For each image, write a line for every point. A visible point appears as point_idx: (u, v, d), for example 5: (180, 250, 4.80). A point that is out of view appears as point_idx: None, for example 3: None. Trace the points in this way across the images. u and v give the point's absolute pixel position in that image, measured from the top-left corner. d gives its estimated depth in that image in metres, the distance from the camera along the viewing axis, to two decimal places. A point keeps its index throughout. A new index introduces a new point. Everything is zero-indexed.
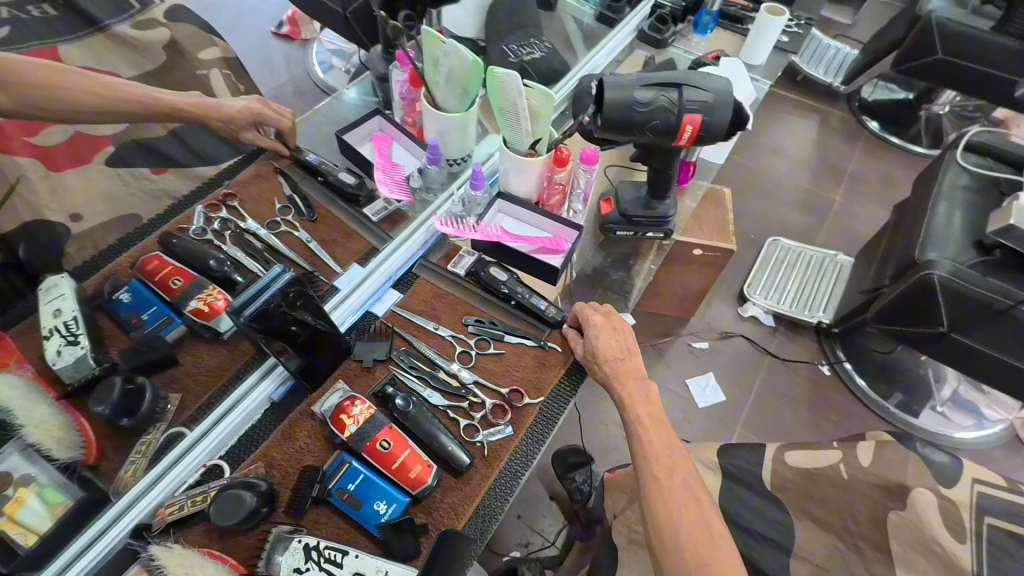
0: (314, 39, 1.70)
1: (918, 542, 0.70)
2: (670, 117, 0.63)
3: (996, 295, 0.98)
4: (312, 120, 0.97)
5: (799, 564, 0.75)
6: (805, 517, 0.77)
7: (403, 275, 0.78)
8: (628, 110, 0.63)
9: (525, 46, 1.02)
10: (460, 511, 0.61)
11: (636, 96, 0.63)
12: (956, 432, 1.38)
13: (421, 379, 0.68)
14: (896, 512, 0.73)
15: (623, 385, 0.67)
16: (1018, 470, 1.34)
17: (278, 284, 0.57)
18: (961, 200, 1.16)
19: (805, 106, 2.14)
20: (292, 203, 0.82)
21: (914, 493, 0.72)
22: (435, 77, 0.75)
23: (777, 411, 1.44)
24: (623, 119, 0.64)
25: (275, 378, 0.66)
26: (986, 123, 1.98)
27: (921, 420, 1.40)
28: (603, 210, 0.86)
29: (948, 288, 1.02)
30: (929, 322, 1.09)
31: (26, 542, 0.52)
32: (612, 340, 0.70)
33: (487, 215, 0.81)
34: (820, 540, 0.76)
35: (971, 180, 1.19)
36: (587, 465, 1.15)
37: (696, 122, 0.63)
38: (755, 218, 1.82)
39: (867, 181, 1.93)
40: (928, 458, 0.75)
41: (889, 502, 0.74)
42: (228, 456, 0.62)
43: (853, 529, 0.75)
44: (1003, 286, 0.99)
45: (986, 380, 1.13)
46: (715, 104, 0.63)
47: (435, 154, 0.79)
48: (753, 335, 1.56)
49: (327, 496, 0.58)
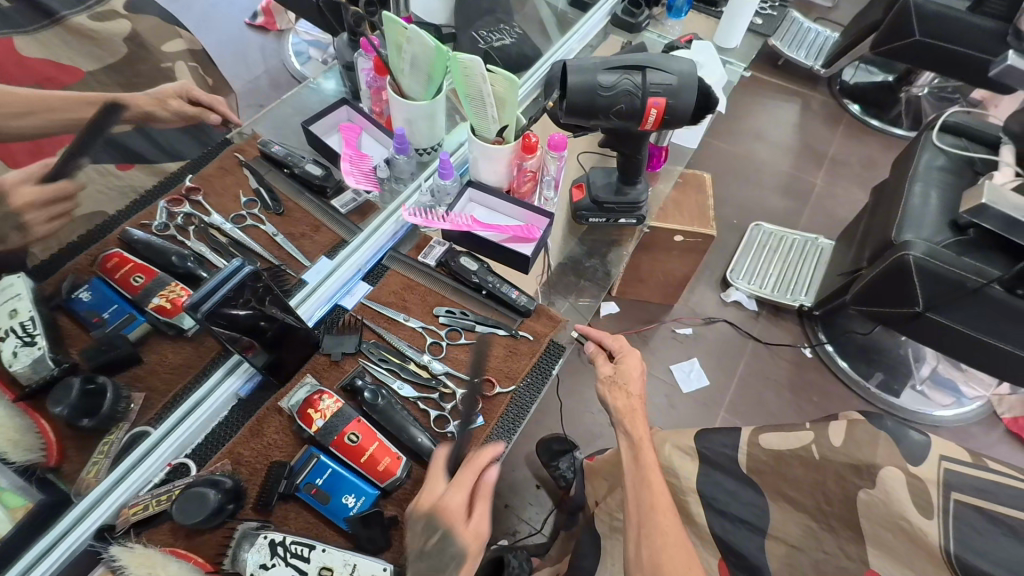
0: (290, 29, 1.67)
1: (888, 520, 0.70)
2: (635, 101, 0.63)
3: (971, 274, 0.99)
4: (279, 112, 0.95)
5: (776, 544, 0.78)
6: (783, 500, 0.80)
7: (372, 267, 0.77)
8: (592, 93, 0.63)
9: (494, 32, 1.00)
10: None
11: (600, 79, 0.62)
12: (935, 410, 1.40)
13: (390, 371, 0.68)
14: (866, 490, 0.72)
15: (633, 420, 0.71)
16: (995, 445, 1.37)
17: (240, 278, 0.55)
18: (937, 180, 1.17)
19: (786, 90, 2.14)
20: (258, 196, 0.80)
21: (883, 471, 0.72)
22: (399, 65, 0.73)
23: (760, 394, 1.45)
24: (588, 103, 0.63)
25: (241, 374, 0.65)
26: (964, 104, 1.99)
27: (901, 399, 1.43)
28: (575, 197, 0.85)
29: (924, 269, 1.03)
30: (906, 303, 1.10)
31: None
32: (635, 373, 0.74)
33: (457, 204, 0.80)
34: (793, 520, 0.78)
35: (946, 160, 1.19)
36: (570, 452, 1.16)
37: (661, 104, 0.63)
38: (738, 203, 1.82)
39: (848, 164, 1.94)
40: (900, 436, 0.75)
41: (859, 481, 0.74)
42: (194, 454, 0.61)
43: (827, 509, 0.76)
44: (978, 265, 1.00)
45: (963, 359, 1.14)
46: (680, 86, 0.62)
47: (403, 143, 0.77)
48: (737, 320, 1.57)
49: (294, 491, 0.58)
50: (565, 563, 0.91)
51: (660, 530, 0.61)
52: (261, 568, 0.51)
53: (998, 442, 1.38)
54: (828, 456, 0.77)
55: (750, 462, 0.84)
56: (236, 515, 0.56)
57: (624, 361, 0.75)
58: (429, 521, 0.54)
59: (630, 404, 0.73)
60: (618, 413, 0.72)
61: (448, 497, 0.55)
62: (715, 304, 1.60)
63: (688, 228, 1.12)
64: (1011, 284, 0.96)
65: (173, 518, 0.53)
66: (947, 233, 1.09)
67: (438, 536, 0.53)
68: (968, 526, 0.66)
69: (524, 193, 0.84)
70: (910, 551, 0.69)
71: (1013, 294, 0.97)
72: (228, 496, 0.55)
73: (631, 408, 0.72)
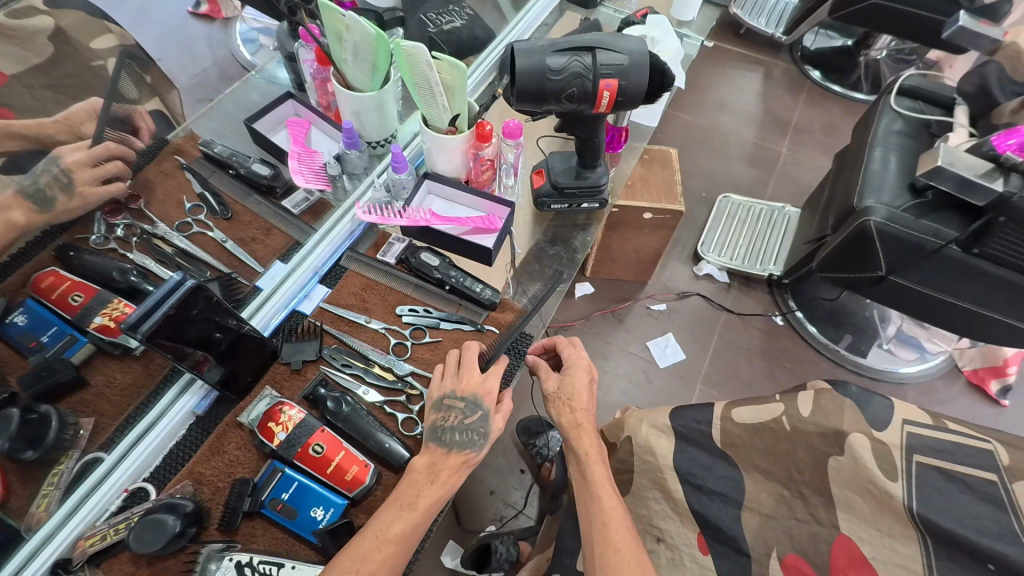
0: (236, 17, 1.59)
1: (856, 483, 0.72)
2: (585, 84, 0.61)
3: (929, 236, 1.00)
4: (223, 109, 0.91)
5: (750, 515, 0.79)
6: (754, 470, 0.81)
7: (330, 268, 0.74)
8: (541, 78, 0.60)
9: (444, 14, 0.97)
10: None
11: (549, 62, 0.60)
12: (901, 368, 1.45)
13: (354, 376, 0.66)
14: (835, 458, 0.74)
15: (582, 436, 0.70)
16: (957, 398, 1.42)
17: (182, 293, 0.53)
18: (896, 145, 1.18)
19: (749, 59, 2.14)
20: (202, 201, 0.77)
21: (850, 438, 0.73)
22: (341, 54, 0.70)
23: (735, 364, 1.48)
24: (538, 88, 0.61)
25: (196, 391, 0.62)
26: (921, 65, 2.02)
27: (868, 358, 1.47)
28: (536, 183, 0.84)
29: (884, 233, 1.04)
30: (869, 267, 1.12)
31: None
32: (582, 386, 0.74)
33: (415, 198, 0.77)
34: (765, 489, 0.80)
35: (903, 124, 1.20)
36: (547, 432, 1.17)
37: (612, 86, 0.61)
38: (706, 175, 1.83)
39: (812, 130, 1.95)
40: (864, 403, 0.77)
41: (828, 449, 0.75)
42: (153, 477, 0.58)
43: (798, 477, 0.78)
44: (936, 227, 1.01)
45: (925, 318, 1.17)
46: (630, 66, 0.61)
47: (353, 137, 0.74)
48: (709, 293, 1.58)
49: (259, 508, 0.56)
50: (549, 547, 0.92)
51: (615, 552, 0.60)
52: None
53: (958, 394, 1.43)
54: (798, 426, 0.79)
55: (722, 437, 0.85)
56: (200, 537, 0.54)
57: (568, 374, 0.74)
58: (472, 401, 0.60)
59: (575, 418, 0.72)
60: (565, 425, 0.71)
61: (486, 384, 0.62)
62: (687, 279, 1.61)
63: (656, 205, 1.12)
64: (967, 244, 0.97)
65: (133, 547, 0.50)
66: (905, 197, 1.10)
67: (478, 414, 0.60)
68: (929, 486, 0.68)
69: (482, 182, 0.81)
70: (876, 514, 0.71)
71: (969, 254, 0.98)
72: (188, 518, 0.53)
73: (585, 424, 0.71)
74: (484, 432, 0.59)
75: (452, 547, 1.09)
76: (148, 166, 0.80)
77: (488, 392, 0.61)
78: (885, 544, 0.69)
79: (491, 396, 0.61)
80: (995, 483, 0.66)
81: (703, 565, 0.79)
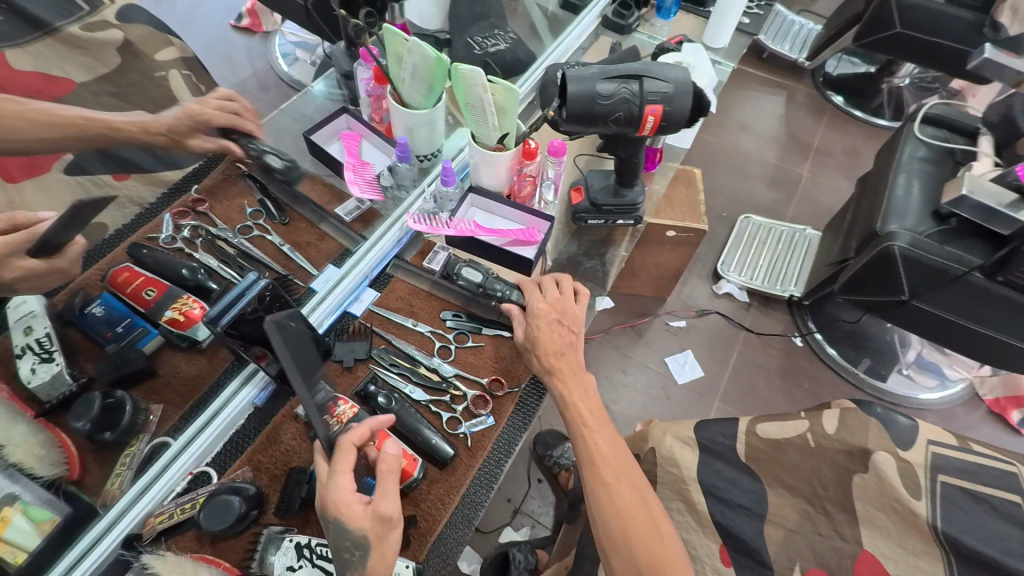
0: (275, 31, 1.66)
1: (880, 500, 0.74)
2: (632, 109, 0.65)
3: (953, 262, 1.02)
4: (279, 120, 0.97)
5: (773, 528, 0.81)
6: (778, 485, 0.83)
7: (378, 274, 0.79)
8: (591, 103, 0.65)
9: (489, 37, 1.02)
10: (446, 500, 0.63)
11: (599, 88, 0.64)
12: (921, 393, 1.45)
13: (401, 375, 0.70)
14: (860, 475, 0.76)
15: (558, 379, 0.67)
16: (977, 425, 1.43)
17: (254, 290, 0.59)
18: (920, 172, 1.20)
19: (771, 83, 2.18)
20: (262, 207, 0.82)
21: (875, 456, 0.76)
22: (399, 75, 0.75)
23: (753, 382, 1.49)
24: (588, 112, 0.65)
25: (257, 383, 0.66)
26: (944, 93, 2.04)
27: (888, 383, 1.47)
28: (574, 199, 0.87)
29: (908, 257, 1.06)
30: (892, 291, 1.14)
31: (15, 560, 0.51)
32: (549, 327, 0.69)
33: (459, 210, 0.82)
34: (789, 504, 0.82)
35: (926, 151, 1.23)
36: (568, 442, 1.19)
37: (657, 112, 0.65)
38: (727, 196, 1.85)
39: (833, 154, 1.98)
40: (888, 422, 0.79)
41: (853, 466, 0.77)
42: (215, 462, 0.62)
43: (822, 494, 0.79)
44: (960, 254, 1.03)
45: (948, 344, 1.18)
46: (675, 94, 0.65)
47: (403, 151, 0.78)
48: (728, 311, 1.60)
49: (315, 496, 0.60)
50: (568, 554, 0.93)
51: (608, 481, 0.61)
52: (289, 570, 0.53)
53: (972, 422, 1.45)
54: (822, 443, 0.81)
55: (746, 451, 0.87)
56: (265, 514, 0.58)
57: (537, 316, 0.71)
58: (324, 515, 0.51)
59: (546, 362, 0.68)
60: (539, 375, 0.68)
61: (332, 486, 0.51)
62: (707, 296, 1.63)
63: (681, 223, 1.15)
64: (991, 272, 0.99)
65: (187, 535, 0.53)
66: (928, 223, 1.13)
67: (333, 531, 0.50)
68: (953, 505, 0.70)
69: (524, 196, 0.85)
70: (900, 531, 0.73)
71: (993, 280, 1.00)
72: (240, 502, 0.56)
73: (563, 358, 0.68)
74: (355, 541, 0.49)
75: (471, 553, 1.11)
76: (212, 175, 0.86)
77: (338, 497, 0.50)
78: (908, 561, 0.71)
79: (349, 498, 0.50)
80: (1019, 504, 0.68)
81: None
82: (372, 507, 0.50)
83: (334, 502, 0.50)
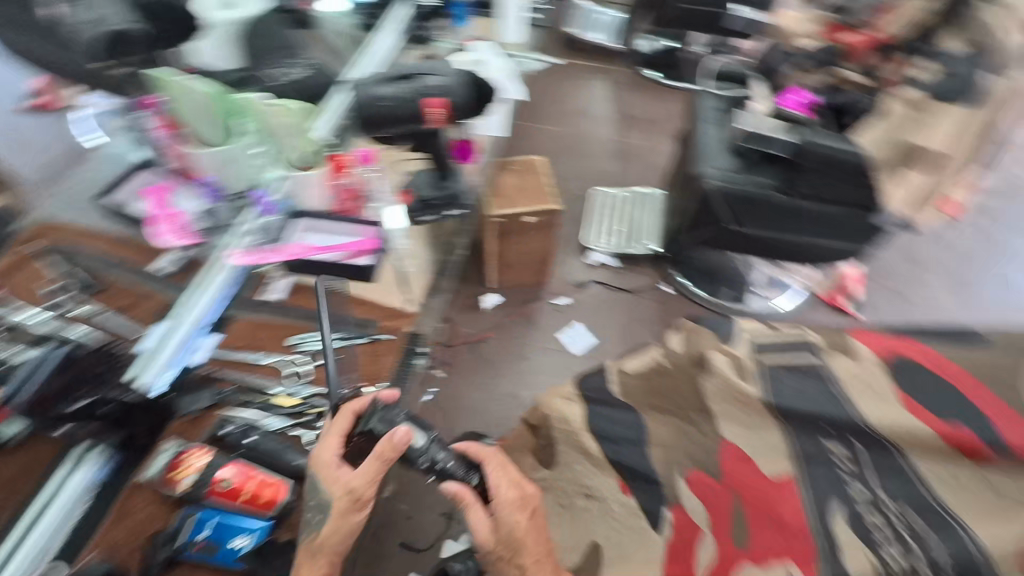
0: None
1: (727, 394, 0.85)
2: (414, 106, 0.70)
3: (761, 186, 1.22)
4: (66, 185, 0.87)
5: (655, 449, 0.89)
6: (650, 410, 0.92)
7: (214, 319, 0.74)
8: (376, 108, 0.69)
9: (282, 67, 0.98)
10: None
11: (379, 92, 0.69)
12: (779, 305, 1.66)
13: (256, 411, 0.76)
14: (707, 379, 0.88)
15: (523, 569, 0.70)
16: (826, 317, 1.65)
17: (45, 370, 0.60)
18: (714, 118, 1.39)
19: (595, 69, 2.39)
20: (65, 281, 0.76)
21: (714, 361, 0.88)
22: (182, 114, 0.74)
23: (639, 335, 1.63)
24: (376, 116, 0.70)
25: (92, 462, 0.64)
26: None
27: (752, 305, 1.67)
28: (403, 201, 0.94)
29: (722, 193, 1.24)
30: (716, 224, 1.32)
31: None
32: (523, 524, 0.72)
33: (286, 235, 0.80)
34: (664, 424, 0.91)
35: (716, 100, 1.42)
36: None
37: (440, 104, 0.71)
38: (579, 176, 2.01)
39: (660, 121, 2.22)
40: (720, 330, 0.92)
41: (700, 373, 0.89)
42: (62, 554, 0.59)
43: (687, 407, 0.90)
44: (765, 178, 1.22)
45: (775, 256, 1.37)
46: (451, 86, 0.71)
47: (267, 201, 0.81)
48: (605, 278, 1.73)
49: (179, 551, 0.64)
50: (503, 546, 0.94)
51: None
52: None
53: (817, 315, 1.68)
54: None
55: (621, 388, 0.97)
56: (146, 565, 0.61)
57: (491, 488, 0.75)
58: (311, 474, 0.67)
59: (513, 560, 0.71)
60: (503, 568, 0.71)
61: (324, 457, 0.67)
62: (582, 270, 1.75)
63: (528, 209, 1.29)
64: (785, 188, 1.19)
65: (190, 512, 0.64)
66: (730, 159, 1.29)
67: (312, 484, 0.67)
68: (778, 380, 0.82)
69: (351, 209, 0.88)
70: (748, 416, 0.82)
71: (788, 195, 1.20)
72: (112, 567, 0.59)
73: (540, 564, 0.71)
74: (326, 501, 0.65)
75: None
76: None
77: (325, 465, 0.66)
78: (759, 438, 0.81)
79: (329, 468, 0.66)
80: (822, 364, 0.82)
81: (628, 505, 0.87)
82: (345, 481, 0.65)
83: (319, 465, 0.66)
